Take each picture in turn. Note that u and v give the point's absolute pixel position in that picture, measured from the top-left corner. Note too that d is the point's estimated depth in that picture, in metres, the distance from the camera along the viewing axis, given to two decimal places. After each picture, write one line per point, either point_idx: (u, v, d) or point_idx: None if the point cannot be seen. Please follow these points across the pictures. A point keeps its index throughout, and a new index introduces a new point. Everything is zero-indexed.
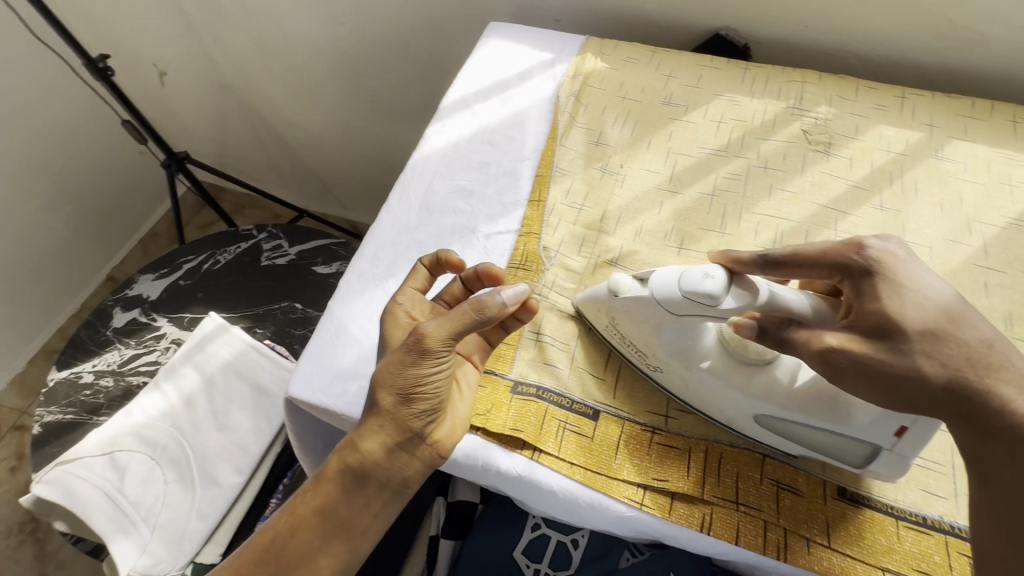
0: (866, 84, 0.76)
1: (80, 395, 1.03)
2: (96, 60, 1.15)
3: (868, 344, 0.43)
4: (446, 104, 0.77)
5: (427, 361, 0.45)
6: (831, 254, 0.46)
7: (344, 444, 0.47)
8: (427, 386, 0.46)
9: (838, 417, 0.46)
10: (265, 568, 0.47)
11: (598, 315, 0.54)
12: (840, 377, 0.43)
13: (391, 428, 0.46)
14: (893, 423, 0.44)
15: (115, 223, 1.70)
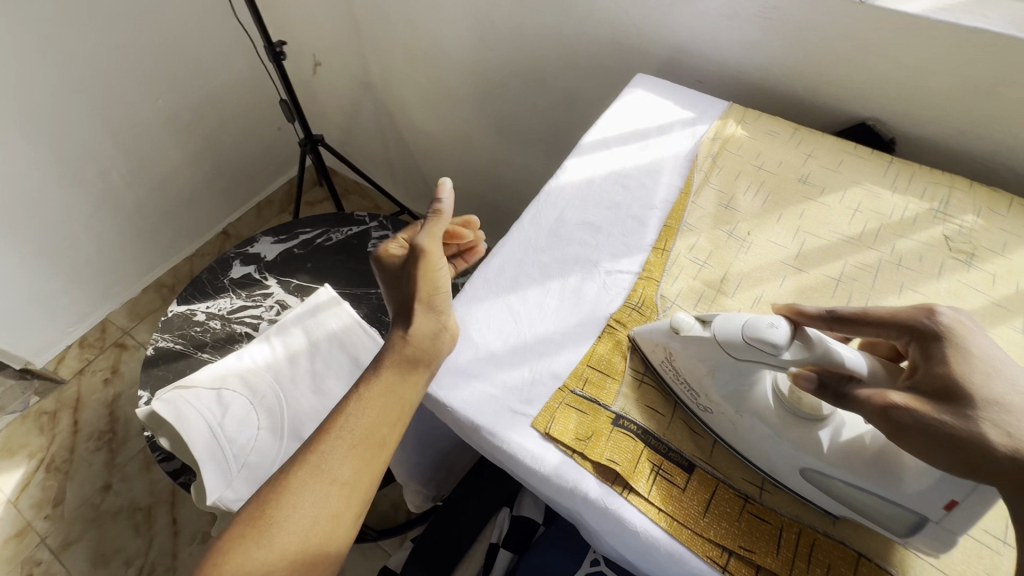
0: (1022, 202, 0.73)
1: (191, 330, 1.14)
2: (275, 45, 1.30)
3: (930, 404, 0.43)
4: (587, 140, 0.81)
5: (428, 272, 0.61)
6: (902, 318, 0.48)
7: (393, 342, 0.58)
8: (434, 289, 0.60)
9: (887, 480, 0.46)
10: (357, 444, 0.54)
11: (654, 350, 0.57)
12: (900, 435, 0.43)
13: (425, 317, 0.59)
14: (946, 493, 0.43)
15: (242, 185, 1.88)
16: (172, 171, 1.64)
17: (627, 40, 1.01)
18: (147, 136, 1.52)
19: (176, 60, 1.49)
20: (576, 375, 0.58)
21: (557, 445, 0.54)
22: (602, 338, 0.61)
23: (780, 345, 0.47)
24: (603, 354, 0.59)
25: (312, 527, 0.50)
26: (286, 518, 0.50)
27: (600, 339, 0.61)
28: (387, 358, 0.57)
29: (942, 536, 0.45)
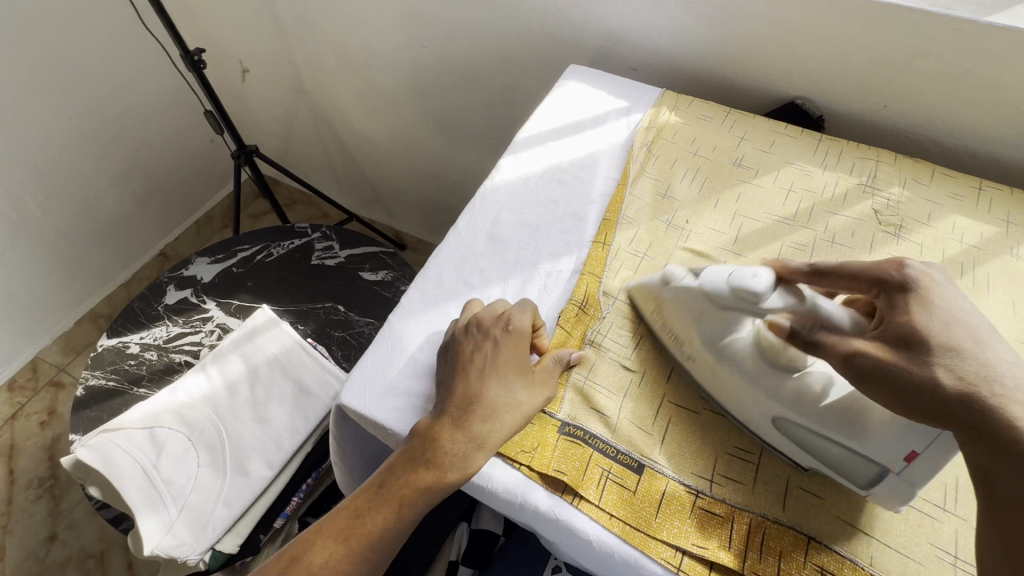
0: (943, 171, 0.76)
1: (125, 364, 1.06)
2: (192, 53, 1.22)
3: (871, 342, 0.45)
4: (522, 137, 0.80)
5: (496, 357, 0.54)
6: (870, 269, 0.48)
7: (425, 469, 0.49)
8: (502, 378, 0.53)
9: (850, 431, 0.48)
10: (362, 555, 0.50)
11: (645, 301, 0.60)
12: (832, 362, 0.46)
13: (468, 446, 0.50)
14: (906, 445, 0.45)
15: (176, 202, 1.78)
16: (96, 194, 1.53)
17: (558, 31, 0.99)
18: (63, 159, 1.41)
19: (87, 76, 1.38)
20: None
21: (503, 459, 0.52)
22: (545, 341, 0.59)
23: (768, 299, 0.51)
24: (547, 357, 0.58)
25: None
26: None
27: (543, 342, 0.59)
28: (426, 450, 0.50)
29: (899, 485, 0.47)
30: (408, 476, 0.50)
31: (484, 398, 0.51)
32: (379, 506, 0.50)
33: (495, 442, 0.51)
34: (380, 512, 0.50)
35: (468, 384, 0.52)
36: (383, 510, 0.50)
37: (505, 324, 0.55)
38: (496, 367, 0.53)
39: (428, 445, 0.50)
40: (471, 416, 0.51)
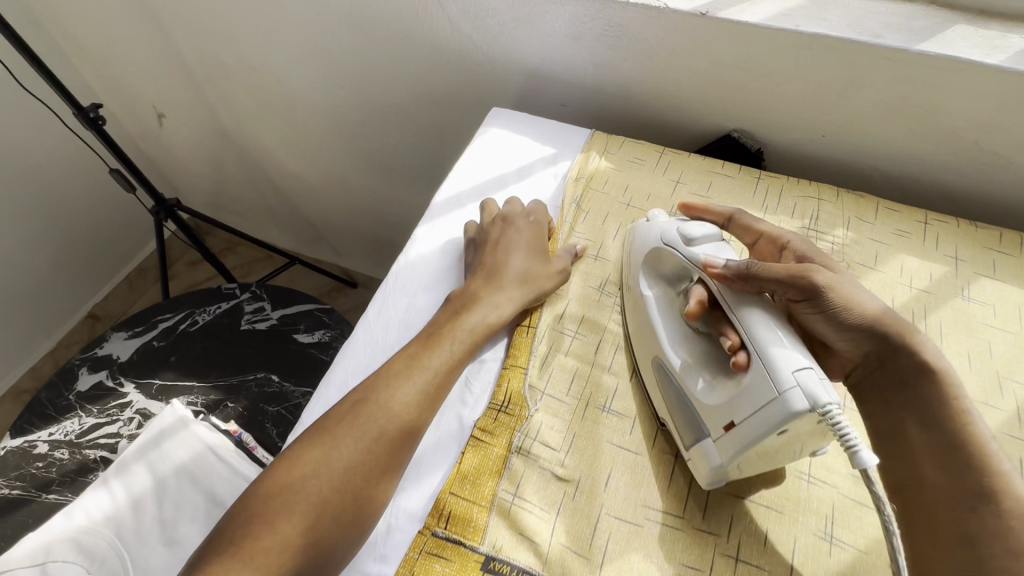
0: (887, 204, 0.72)
1: (32, 467, 0.95)
2: (87, 110, 1.10)
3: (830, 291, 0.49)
4: (439, 200, 0.73)
5: (511, 264, 0.61)
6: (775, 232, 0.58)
7: (416, 365, 0.52)
8: (449, 323, 0.56)
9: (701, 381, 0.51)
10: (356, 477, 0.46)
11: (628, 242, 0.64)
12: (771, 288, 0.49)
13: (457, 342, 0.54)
14: (728, 415, 0.47)
15: (102, 260, 1.65)
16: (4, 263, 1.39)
17: (480, 68, 0.92)
18: None
19: None
20: (436, 511, 0.49)
21: None
22: (465, 452, 0.53)
23: (690, 232, 0.55)
24: (467, 474, 0.51)
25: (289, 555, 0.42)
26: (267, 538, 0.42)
27: (463, 454, 0.53)
28: (413, 353, 0.53)
29: (734, 464, 0.47)
30: (398, 380, 0.51)
31: (467, 314, 0.57)
32: (302, 472, 0.46)
33: (423, 376, 0.51)
34: (304, 476, 0.45)
35: (456, 305, 0.58)
36: (308, 473, 0.45)
37: (523, 223, 0.65)
38: (451, 311, 0.58)
39: (349, 397, 0.50)
40: (396, 366, 0.52)
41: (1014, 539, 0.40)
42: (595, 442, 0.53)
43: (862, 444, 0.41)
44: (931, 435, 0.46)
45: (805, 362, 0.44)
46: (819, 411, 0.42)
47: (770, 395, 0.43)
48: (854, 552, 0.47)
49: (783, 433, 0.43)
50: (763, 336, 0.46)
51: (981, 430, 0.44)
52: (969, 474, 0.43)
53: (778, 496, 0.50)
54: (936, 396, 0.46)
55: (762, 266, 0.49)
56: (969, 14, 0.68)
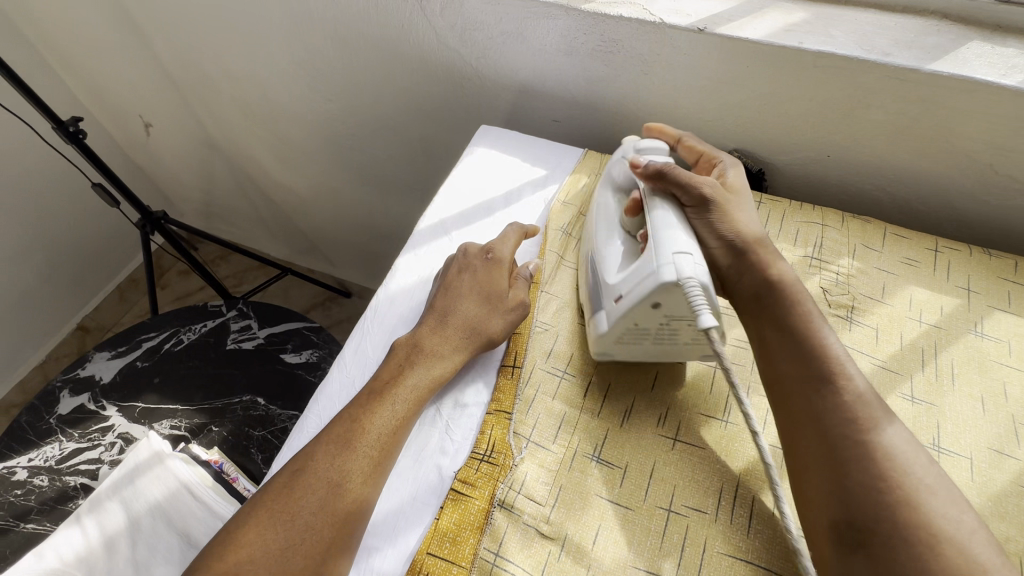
0: (895, 230, 0.68)
1: (11, 495, 0.93)
2: (67, 123, 1.07)
3: (722, 213, 0.55)
4: (422, 226, 0.69)
5: (463, 312, 0.57)
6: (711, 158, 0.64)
7: (353, 430, 0.49)
8: (389, 381, 0.53)
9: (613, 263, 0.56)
10: (298, 558, 0.44)
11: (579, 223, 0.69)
12: (679, 193, 0.55)
13: (401, 401, 0.52)
14: (616, 289, 0.53)
15: (91, 272, 1.61)
16: None
17: (470, 82, 0.89)
18: None
19: None
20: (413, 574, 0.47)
21: None
22: (444, 508, 0.50)
23: (640, 145, 0.61)
24: (446, 532, 0.48)
25: None
26: None
27: (442, 509, 0.50)
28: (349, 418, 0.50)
29: (616, 332, 0.53)
30: (336, 450, 0.48)
31: (410, 369, 0.54)
32: (240, 561, 0.43)
33: (366, 443, 0.49)
34: (241, 566, 0.43)
35: (397, 365, 0.54)
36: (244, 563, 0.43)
37: (486, 254, 0.61)
38: (396, 363, 0.55)
39: (286, 470, 0.48)
40: (336, 432, 0.50)
41: (847, 410, 0.44)
42: (582, 496, 0.50)
43: (705, 307, 0.46)
44: (792, 337, 0.50)
45: (686, 249, 0.49)
46: (681, 284, 0.47)
47: (649, 270, 0.50)
48: None
49: (657, 307, 0.50)
50: (656, 221, 0.53)
51: (819, 322, 0.50)
52: (817, 359, 0.48)
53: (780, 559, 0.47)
54: (789, 297, 0.52)
55: (676, 171, 0.55)
56: (985, 31, 0.65)
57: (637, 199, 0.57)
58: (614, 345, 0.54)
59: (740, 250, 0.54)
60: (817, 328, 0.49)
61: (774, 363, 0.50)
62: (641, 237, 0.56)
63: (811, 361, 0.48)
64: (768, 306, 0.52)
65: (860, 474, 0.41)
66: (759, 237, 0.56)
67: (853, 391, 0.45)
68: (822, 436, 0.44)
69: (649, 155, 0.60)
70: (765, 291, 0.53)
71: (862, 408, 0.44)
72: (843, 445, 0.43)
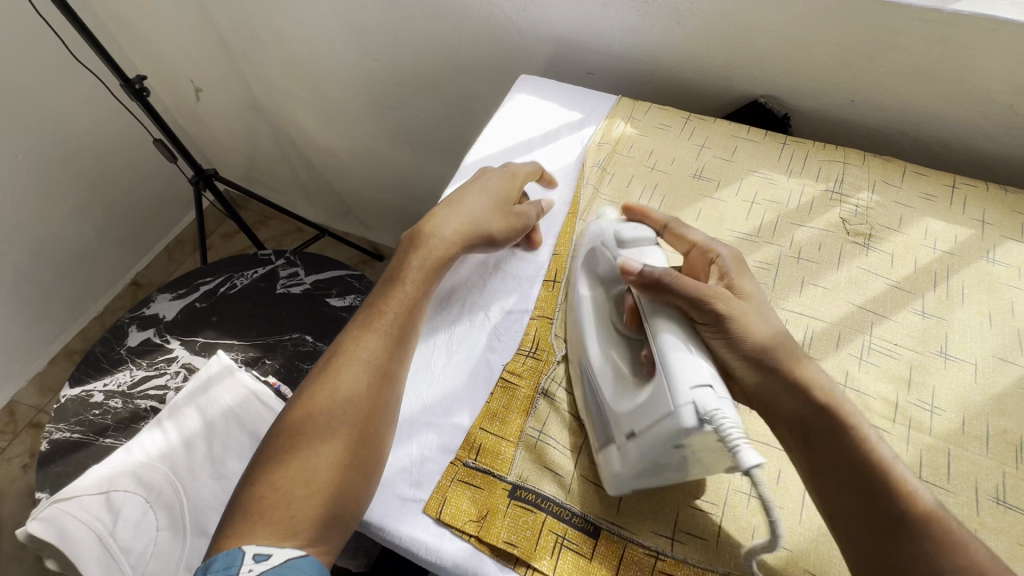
0: (915, 168, 0.72)
1: (89, 414, 1.03)
2: (133, 81, 1.15)
3: (734, 323, 0.48)
4: (468, 162, 0.76)
5: (467, 203, 0.63)
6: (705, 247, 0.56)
7: (373, 318, 0.56)
8: (397, 277, 0.60)
9: (618, 382, 0.50)
10: (347, 421, 0.50)
11: (598, 150, 0.75)
12: (681, 303, 0.48)
13: (410, 288, 0.58)
14: (631, 423, 0.46)
15: (144, 230, 1.72)
16: (57, 231, 1.47)
17: (510, 37, 0.94)
18: (18, 200, 1.35)
19: (30, 110, 1.31)
20: (467, 444, 0.54)
21: (452, 531, 0.49)
22: (494, 393, 0.56)
23: (622, 233, 0.55)
24: (496, 412, 0.55)
25: (303, 502, 0.46)
26: (278, 493, 0.46)
27: (492, 394, 0.57)
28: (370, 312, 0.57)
29: (631, 471, 0.47)
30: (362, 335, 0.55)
31: (416, 259, 0.60)
32: (296, 433, 0.49)
33: (387, 324, 0.56)
34: (296, 434, 0.49)
35: (406, 261, 0.61)
36: (300, 433, 0.49)
37: (502, 174, 0.66)
38: (403, 262, 0.61)
39: (321, 361, 0.55)
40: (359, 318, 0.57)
41: (935, 565, 0.39)
42: None
43: (743, 441, 0.40)
44: (850, 476, 0.43)
45: (704, 379, 0.42)
46: (707, 427, 0.41)
47: (666, 408, 0.43)
48: None
49: (679, 449, 0.43)
50: (665, 348, 0.45)
51: (868, 433, 0.44)
52: (884, 500, 0.41)
53: None
54: (842, 421, 0.45)
55: (673, 279, 0.48)
56: None
57: (633, 305, 0.52)
58: (632, 479, 0.48)
59: (766, 364, 0.48)
60: (871, 446, 0.43)
61: (833, 504, 0.43)
62: (646, 357, 0.49)
63: (874, 495, 0.42)
64: (812, 437, 0.45)
65: (919, 573, 0.39)
66: (783, 343, 0.49)
67: (937, 540, 0.39)
68: (883, 558, 0.40)
69: (638, 251, 0.54)
70: (807, 417, 0.46)
71: (956, 561, 0.38)
72: (900, 561, 0.39)
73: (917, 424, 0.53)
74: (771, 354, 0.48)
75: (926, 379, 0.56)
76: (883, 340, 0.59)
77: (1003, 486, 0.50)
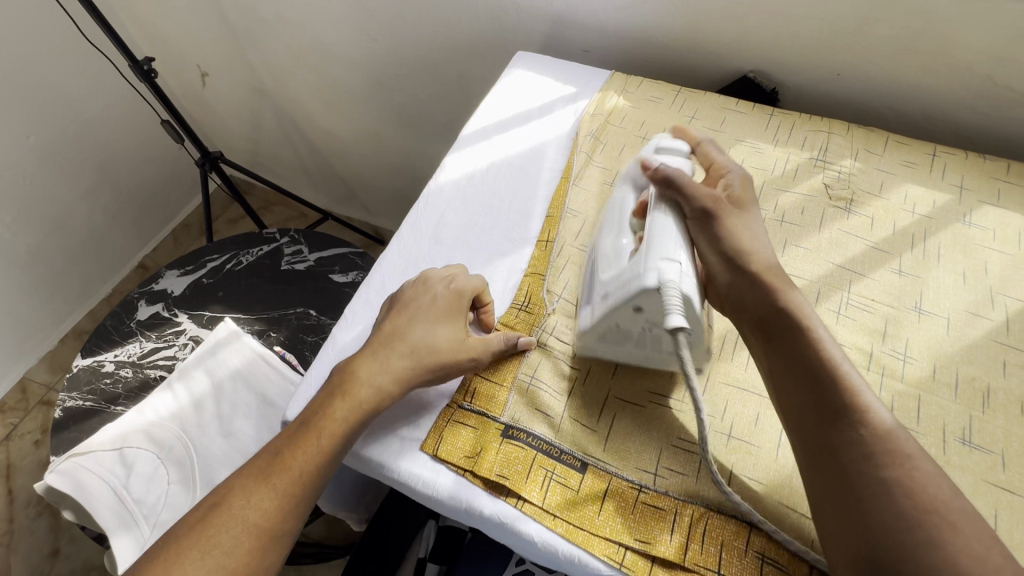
0: (897, 138, 0.74)
1: (101, 383, 1.07)
2: (142, 63, 1.18)
3: (743, 255, 0.54)
4: (466, 133, 0.78)
5: (412, 336, 0.56)
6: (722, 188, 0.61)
7: (277, 468, 0.50)
8: (319, 415, 0.52)
9: (599, 269, 0.58)
10: None
11: (591, 121, 0.78)
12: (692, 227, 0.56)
13: (323, 443, 0.51)
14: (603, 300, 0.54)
15: (151, 214, 1.75)
16: (67, 213, 1.50)
17: (508, 16, 0.97)
18: (29, 181, 1.39)
19: (41, 91, 1.34)
20: (463, 389, 0.57)
21: (448, 467, 0.53)
22: None
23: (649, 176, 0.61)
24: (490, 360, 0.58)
25: None
26: None
27: None
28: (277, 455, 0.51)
29: (594, 330, 0.55)
30: (260, 487, 0.50)
31: (351, 391, 0.53)
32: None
33: (287, 484, 0.50)
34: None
35: (337, 390, 0.53)
36: (164, 575, 0.46)
37: (448, 281, 0.59)
38: (331, 390, 0.53)
39: (211, 499, 0.50)
40: (262, 461, 0.52)
41: (864, 448, 0.43)
42: None
43: (676, 309, 0.49)
44: (805, 375, 0.47)
45: (672, 256, 0.51)
46: (662, 289, 0.49)
47: (635, 269, 0.52)
48: None
49: (640, 311, 0.52)
50: (655, 231, 0.54)
51: (833, 350, 0.48)
52: (831, 393, 0.46)
53: None
54: (800, 322, 0.50)
55: (681, 179, 0.57)
56: None
57: (645, 201, 0.60)
58: (596, 342, 0.56)
59: (739, 266, 0.54)
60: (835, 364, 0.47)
61: (786, 396, 0.48)
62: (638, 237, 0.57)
63: (826, 394, 0.46)
64: (774, 334, 0.50)
65: (882, 513, 0.40)
66: (763, 258, 0.55)
67: (870, 426, 0.44)
68: (821, 443, 0.45)
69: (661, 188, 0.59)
70: (770, 316, 0.51)
71: (881, 444, 0.43)
72: (860, 481, 0.42)
73: (889, 372, 0.56)
74: (747, 260, 0.54)
75: (901, 331, 0.59)
76: (861, 296, 0.61)
77: (970, 428, 0.53)
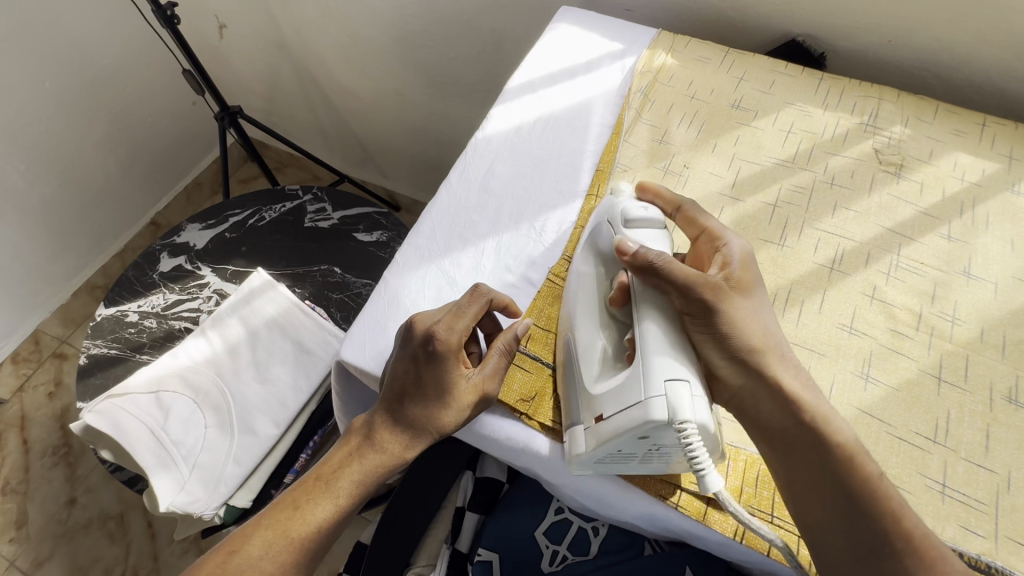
0: (947, 107, 0.74)
1: (125, 331, 1.07)
2: (165, 8, 1.14)
3: (725, 319, 0.48)
4: (512, 86, 0.77)
5: (413, 404, 0.53)
6: (710, 237, 0.54)
7: (293, 516, 0.53)
8: (337, 470, 0.54)
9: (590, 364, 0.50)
10: None
11: (641, 78, 0.76)
12: (672, 290, 0.48)
13: (338, 497, 0.54)
14: (597, 408, 0.47)
15: (164, 171, 1.72)
16: (82, 164, 1.48)
17: None
18: (46, 129, 1.36)
19: (59, 36, 1.30)
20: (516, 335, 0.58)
21: (504, 409, 0.54)
22: (541, 292, 0.60)
23: (629, 213, 0.53)
24: (544, 308, 0.59)
25: None
26: None
27: (540, 293, 0.60)
28: (292, 505, 0.53)
29: (592, 457, 0.48)
30: (276, 530, 0.52)
31: (367, 457, 0.54)
32: None
33: (304, 533, 0.52)
34: None
35: (353, 455, 0.55)
36: None
37: (427, 343, 0.51)
38: (347, 451, 0.55)
39: (224, 547, 0.52)
40: (275, 517, 0.53)
41: (919, 573, 0.43)
42: None
43: (710, 469, 0.43)
44: (843, 496, 0.46)
45: (679, 374, 0.44)
46: (675, 425, 0.43)
47: (638, 397, 0.44)
48: (886, 388, 0.54)
49: (645, 438, 0.45)
50: (647, 339, 0.47)
51: (870, 468, 0.46)
52: (873, 513, 0.45)
53: (823, 344, 0.57)
54: (821, 438, 0.47)
55: (669, 266, 0.48)
56: None
57: (625, 287, 0.51)
58: (593, 464, 0.49)
59: (754, 367, 0.48)
60: (864, 471, 0.46)
61: (810, 514, 0.47)
62: (630, 342, 0.50)
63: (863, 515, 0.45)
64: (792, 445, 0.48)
65: None
66: (773, 350, 0.49)
67: (922, 546, 0.43)
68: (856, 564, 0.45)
69: (638, 233, 0.52)
70: (788, 427, 0.48)
71: (937, 568, 0.43)
72: None
73: (938, 332, 0.57)
74: (756, 356, 0.48)
75: (949, 294, 0.59)
76: (910, 259, 0.62)
77: (1016, 388, 0.54)
